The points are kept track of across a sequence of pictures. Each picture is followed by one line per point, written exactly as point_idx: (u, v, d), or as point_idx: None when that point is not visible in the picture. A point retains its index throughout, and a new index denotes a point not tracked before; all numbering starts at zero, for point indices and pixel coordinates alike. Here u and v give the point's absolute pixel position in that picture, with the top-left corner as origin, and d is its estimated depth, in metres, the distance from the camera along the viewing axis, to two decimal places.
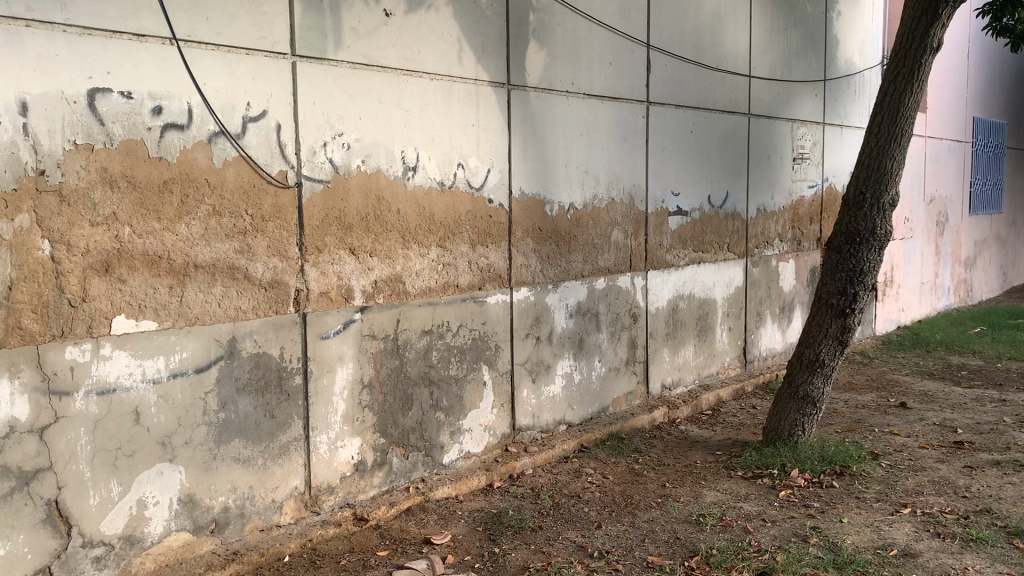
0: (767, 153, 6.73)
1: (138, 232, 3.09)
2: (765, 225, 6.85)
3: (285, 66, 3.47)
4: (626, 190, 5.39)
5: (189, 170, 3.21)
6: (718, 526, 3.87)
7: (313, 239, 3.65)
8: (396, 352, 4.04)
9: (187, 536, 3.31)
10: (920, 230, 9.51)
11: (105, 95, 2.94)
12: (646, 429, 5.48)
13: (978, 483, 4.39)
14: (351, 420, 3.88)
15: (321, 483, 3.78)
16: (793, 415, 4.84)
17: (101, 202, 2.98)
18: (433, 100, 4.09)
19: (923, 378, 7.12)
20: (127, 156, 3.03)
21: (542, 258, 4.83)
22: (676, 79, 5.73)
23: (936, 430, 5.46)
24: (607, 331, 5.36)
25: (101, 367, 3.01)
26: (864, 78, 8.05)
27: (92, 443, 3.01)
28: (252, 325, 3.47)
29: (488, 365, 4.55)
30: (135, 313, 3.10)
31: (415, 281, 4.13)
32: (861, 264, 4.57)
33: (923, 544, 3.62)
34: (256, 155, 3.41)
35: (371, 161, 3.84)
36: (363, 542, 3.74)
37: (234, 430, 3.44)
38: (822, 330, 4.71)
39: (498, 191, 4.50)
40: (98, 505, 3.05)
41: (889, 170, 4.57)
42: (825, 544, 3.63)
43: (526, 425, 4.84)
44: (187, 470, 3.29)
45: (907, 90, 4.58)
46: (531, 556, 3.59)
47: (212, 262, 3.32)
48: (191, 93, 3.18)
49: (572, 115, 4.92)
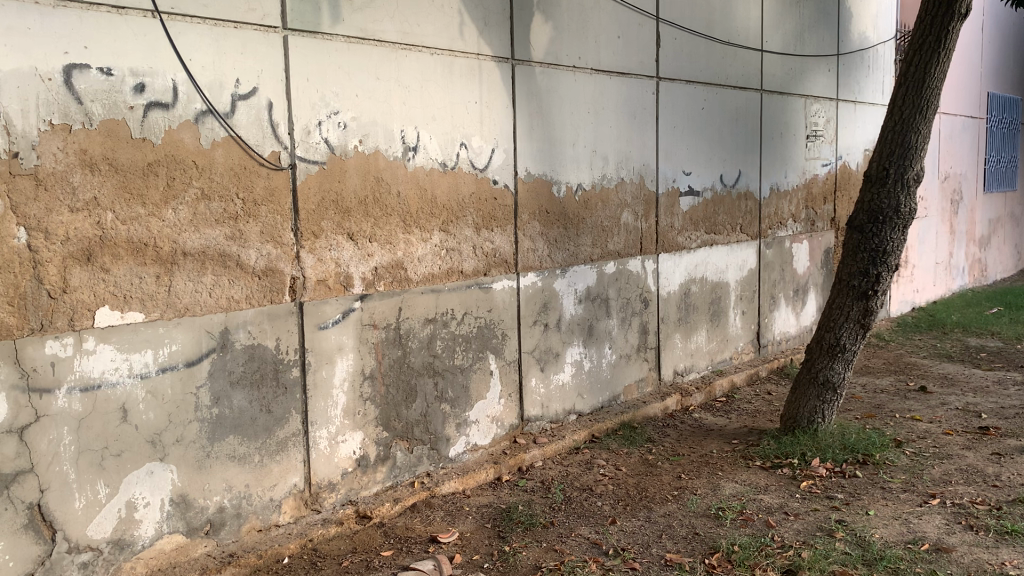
0: (780, 130, 6.51)
1: (122, 218, 2.90)
2: (778, 205, 6.64)
3: (275, 40, 3.27)
4: (635, 169, 5.18)
5: (176, 152, 3.02)
6: (738, 520, 3.69)
7: (309, 224, 3.46)
8: (398, 341, 3.86)
9: (181, 539, 3.15)
10: (935, 209, 9.30)
11: (83, 71, 2.75)
12: (659, 418, 5.31)
13: (1007, 471, 4.20)
14: (352, 414, 3.70)
15: (321, 480, 3.61)
16: (813, 401, 4.65)
17: (81, 186, 2.79)
18: (433, 76, 3.89)
19: (942, 361, 6.92)
20: (108, 137, 2.84)
21: (550, 242, 4.63)
22: (687, 54, 5.51)
23: (959, 415, 5.27)
24: (617, 316, 5.17)
25: (84, 362, 2.83)
26: (877, 53, 7.81)
27: (76, 442, 2.83)
28: (246, 314, 3.28)
29: (494, 353, 4.37)
30: (119, 305, 2.91)
31: (417, 268, 3.94)
32: (884, 244, 4.37)
33: (956, 538, 3.44)
34: (246, 135, 3.21)
35: (369, 141, 3.64)
36: (365, 541, 3.57)
37: (228, 427, 3.26)
38: (844, 313, 4.52)
39: (503, 171, 4.30)
40: (84, 508, 2.87)
41: (913, 144, 4.35)
42: (853, 539, 3.45)
43: (535, 416, 4.66)
44: (179, 469, 3.11)
45: (933, 60, 4.37)
46: (543, 555, 3.41)
47: (202, 250, 3.13)
48: (176, 68, 2.99)
49: (578, 92, 4.70)
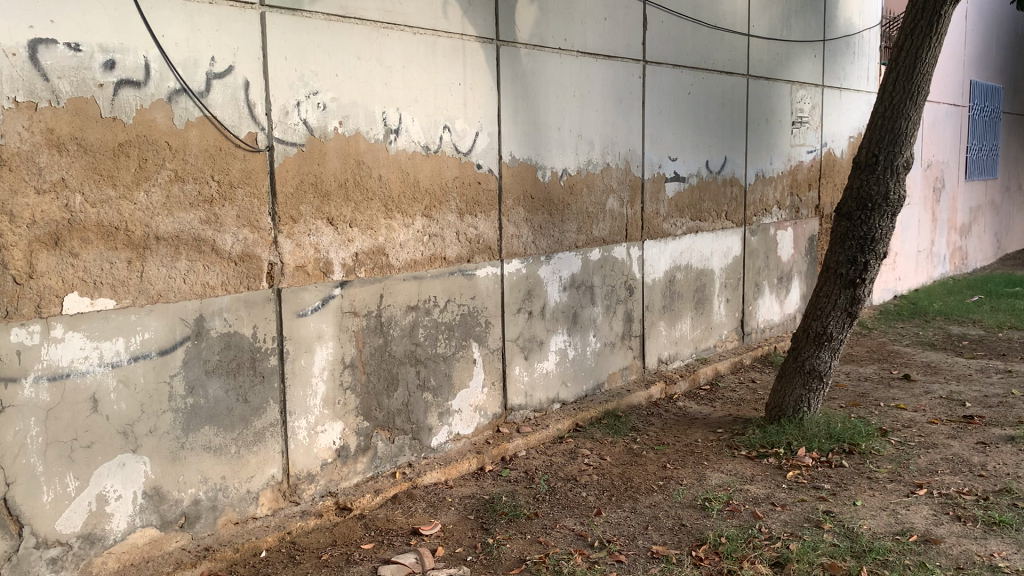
0: (766, 116, 6.45)
1: (91, 201, 2.79)
2: (764, 191, 6.59)
3: (252, 17, 3.15)
4: (621, 154, 5.10)
5: (148, 132, 2.90)
6: (725, 511, 3.64)
7: (287, 208, 3.36)
8: (380, 330, 3.77)
9: (154, 532, 3.05)
10: (918, 197, 9.30)
11: (49, 47, 2.62)
12: (643, 406, 5.26)
13: (993, 461, 4.18)
14: (332, 403, 3.61)
15: (300, 472, 3.52)
16: (799, 390, 4.62)
17: (48, 167, 2.67)
18: (415, 57, 3.78)
19: (925, 348, 6.92)
20: (76, 116, 2.72)
21: (534, 228, 4.55)
22: (673, 38, 5.43)
23: (943, 404, 5.26)
24: (602, 304, 5.10)
25: (52, 350, 2.72)
26: (863, 39, 7.76)
27: (44, 434, 2.73)
28: (221, 301, 3.18)
29: (478, 342, 4.29)
30: (89, 292, 2.80)
31: (399, 254, 3.84)
32: (872, 232, 4.33)
33: (944, 529, 3.40)
34: (222, 115, 3.10)
35: (349, 122, 3.53)
36: (345, 533, 3.49)
37: (203, 417, 3.16)
38: (831, 302, 4.48)
39: (487, 155, 4.20)
40: (52, 503, 2.77)
41: (903, 130, 4.30)
42: (840, 530, 3.41)
43: (519, 404, 4.59)
44: (152, 461, 3.01)
45: (924, 45, 4.32)
46: (527, 547, 3.34)
47: (176, 234, 3.02)
48: (149, 45, 2.87)
49: (564, 74, 4.61)
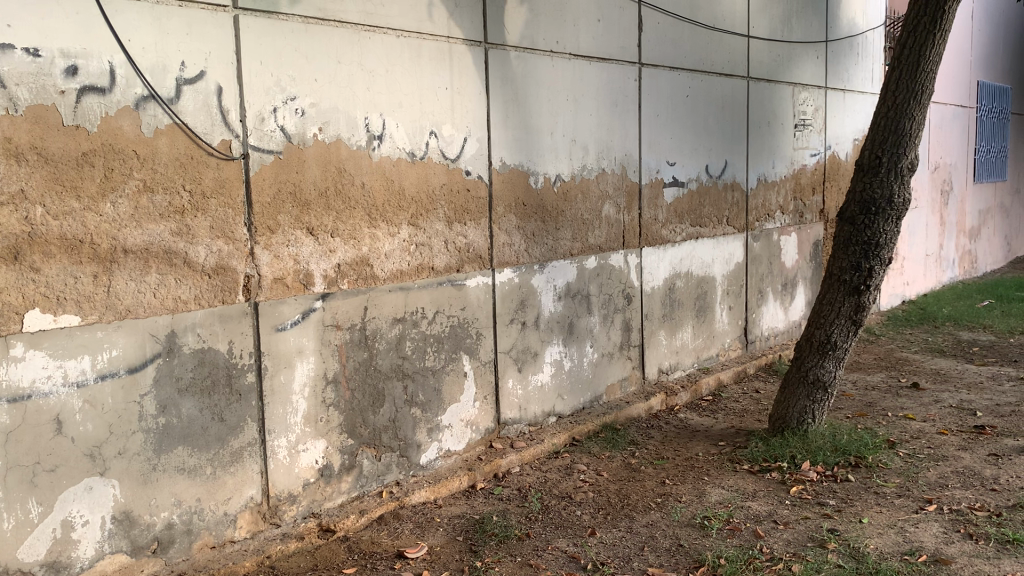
0: (767, 119, 6.30)
1: (53, 212, 2.66)
2: (766, 196, 6.43)
3: (225, 20, 3.03)
4: (617, 159, 4.96)
5: (114, 140, 2.78)
6: (725, 530, 3.49)
7: (264, 218, 3.23)
8: (364, 343, 3.63)
9: (123, 559, 2.91)
10: (926, 201, 9.13)
11: (6, 52, 2.50)
12: (643, 418, 5.11)
13: (1006, 474, 4.01)
14: (314, 421, 3.47)
15: (280, 492, 3.39)
16: (802, 401, 4.46)
17: (5, 177, 2.54)
18: (399, 60, 3.65)
19: (934, 355, 6.74)
20: (36, 124, 2.59)
21: (527, 236, 4.41)
22: (670, 39, 5.29)
23: (953, 413, 5.09)
24: (599, 313, 4.96)
25: (12, 370, 2.58)
26: (867, 40, 7.60)
27: (4, 458, 2.59)
28: (194, 316, 3.05)
29: (468, 354, 4.15)
30: (52, 308, 2.68)
31: (384, 264, 3.70)
32: (876, 236, 4.18)
33: (955, 548, 3.24)
34: (193, 123, 2.97)
35: (329, 128, 3.40)
36: (327, 557, 3.34)
37: (177, 437, 3.02)
38: (834, 309, 4.32)
39: (476, 162, 4.07)
40: (14, 530, 2.63)
41: (907, 131, 4.15)
42: (845, 550, 3.24)
43: (512, 418, 4.45)
44: (121, 484, 2.88)
45: (928, 42, 4.17)
46: (517, 570, 3.20)
47: (145, 247, 2.89)
48: (114, 49, 2.74)
49: (556, 78, 4.48)
